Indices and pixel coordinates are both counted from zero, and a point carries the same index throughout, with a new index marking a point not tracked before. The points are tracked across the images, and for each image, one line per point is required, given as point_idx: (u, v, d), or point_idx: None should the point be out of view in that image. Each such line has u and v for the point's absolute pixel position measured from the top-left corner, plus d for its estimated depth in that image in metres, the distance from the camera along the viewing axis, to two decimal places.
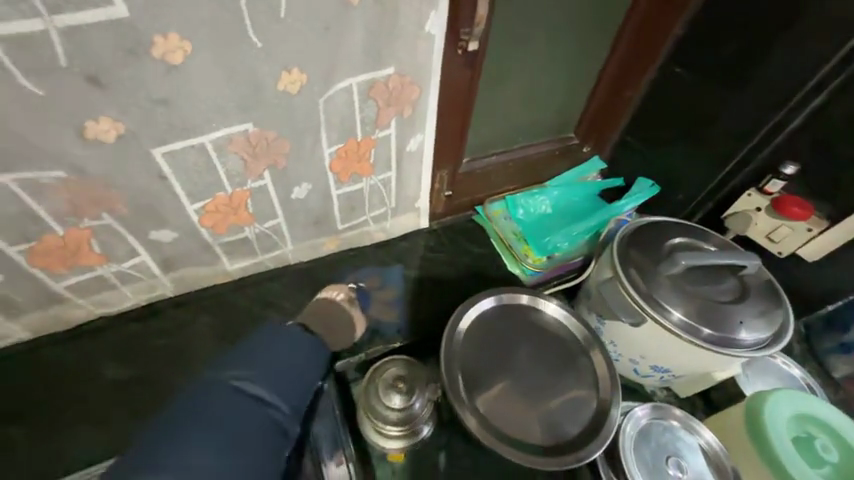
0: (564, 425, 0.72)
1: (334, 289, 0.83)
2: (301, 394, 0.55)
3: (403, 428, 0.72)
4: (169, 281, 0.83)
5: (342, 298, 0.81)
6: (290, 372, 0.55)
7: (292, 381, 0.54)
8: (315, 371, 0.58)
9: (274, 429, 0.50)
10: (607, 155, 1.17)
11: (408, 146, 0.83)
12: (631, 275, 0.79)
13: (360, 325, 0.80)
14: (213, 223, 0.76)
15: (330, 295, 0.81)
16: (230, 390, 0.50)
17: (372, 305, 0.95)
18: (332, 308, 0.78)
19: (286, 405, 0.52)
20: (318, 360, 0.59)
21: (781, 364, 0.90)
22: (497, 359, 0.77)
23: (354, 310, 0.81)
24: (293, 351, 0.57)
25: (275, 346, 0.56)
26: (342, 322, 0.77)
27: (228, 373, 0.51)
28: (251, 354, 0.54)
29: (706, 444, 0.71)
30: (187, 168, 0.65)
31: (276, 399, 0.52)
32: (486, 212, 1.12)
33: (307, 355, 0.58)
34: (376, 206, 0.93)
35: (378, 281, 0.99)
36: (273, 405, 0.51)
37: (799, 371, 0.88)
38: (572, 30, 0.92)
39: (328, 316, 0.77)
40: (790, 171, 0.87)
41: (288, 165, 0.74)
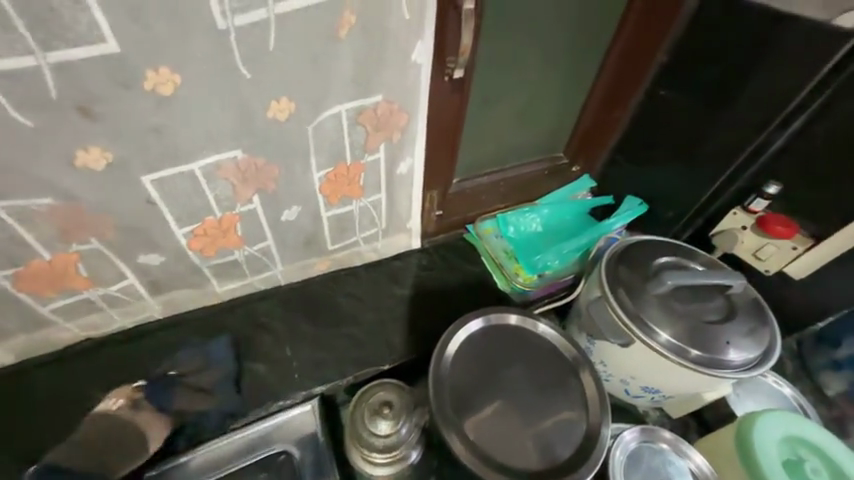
0: (555, 449, 0.71)
1: (116, 394, 0.77)
2: None
3: (390, 454, 0.72)
4: (156, 304, 0.83)
5: (123, 406, 0.76)
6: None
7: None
8: None
9: None
10: (597, 173, 1.18)
11: (398, 170, 0.84)
12: (619, 296, 0.79)
13: (152, 433, 0.76)
14: (202, 246, 0.76)
15: (109, 406, 0.76)
16: None
17: (177, 397, 0.79)
18: (107, 423, 0.75)
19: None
20: None
21: (772, 383, 0.90)
22: (486, 381, 0.77)
23: (138, 414, 0.76)
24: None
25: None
26: (125, 436, 0.74)
27: None
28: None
29: (696, 467, 0.70)
30: (177, 193, 0.66)
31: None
32: (476, 230, 1.12)
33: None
34: (366, 227, 0.94)
35: (200, 364, 0.82)
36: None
37: (791, 390, 0.88)
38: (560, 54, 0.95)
39: (107, 434, 0.74)
40: (772, 190, 0.89)
41: (278, 188, 0.75)
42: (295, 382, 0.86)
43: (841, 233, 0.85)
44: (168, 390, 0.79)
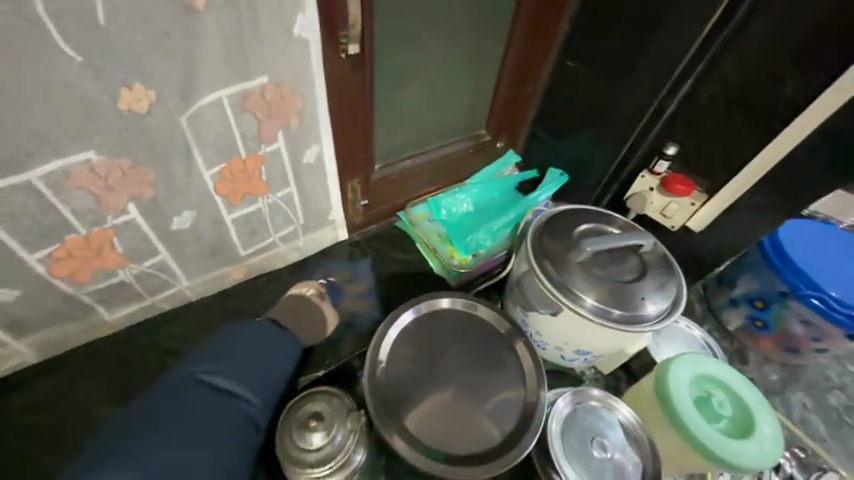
0: (496, 427, 0.71)
1: (305, 284, 0.86)
2: (264, 384, 0.62)
3: (328, 466, 0.64)
4: (28, 345, 0.69)
5: (315, 294, 0.84)
6: (261, 367, 0.63)
7: (266, 379, 0.63)
8: (278, 365, 0.65)
9: (242, 420, 0.59)
10: (520, 148, 1.22)
11: (305, 158, 0.77)
12: (546, 267, 0.81)
13: (331, 321, 0.83)
14: (70, 271, 0.63)
15: (301, 290, 0.84)
16: (198, 383, 0.58)
17: (345, 298, 0.97)
18: (303, 304, 0.82)
19: (257, 397, 0.61)
20: (279, 355, 0.66)
21: (685, 327, 0.99)
22: (424, 371, 0.75)
23: (326, 305, 0.84)
24: (262, 345, 0.65)
25: (250, 339, 0.65)
26: (313, 316, 0.82)
27: (205, 369, 0.60)
28: (243, 343, 0.64)
29: (625, 418, 0.74)
30: (17, 212, 0.53)
31: (244, 391, 0.60)
32: (408, 216, 1.10)
33: (272, 350, 0.65)
34: (283, 226, 0.86)
35: (348, 277, 1.00)
36: (241, 396, 0.60)
37: (700, 331, 0.97)
38: (465, 27, 0.92)
39: (299, 310, 0.81)
40: (672, 151, 0.95)
41: (158, 194, 0.64)
42: None
43: (728, 188, 0.92)
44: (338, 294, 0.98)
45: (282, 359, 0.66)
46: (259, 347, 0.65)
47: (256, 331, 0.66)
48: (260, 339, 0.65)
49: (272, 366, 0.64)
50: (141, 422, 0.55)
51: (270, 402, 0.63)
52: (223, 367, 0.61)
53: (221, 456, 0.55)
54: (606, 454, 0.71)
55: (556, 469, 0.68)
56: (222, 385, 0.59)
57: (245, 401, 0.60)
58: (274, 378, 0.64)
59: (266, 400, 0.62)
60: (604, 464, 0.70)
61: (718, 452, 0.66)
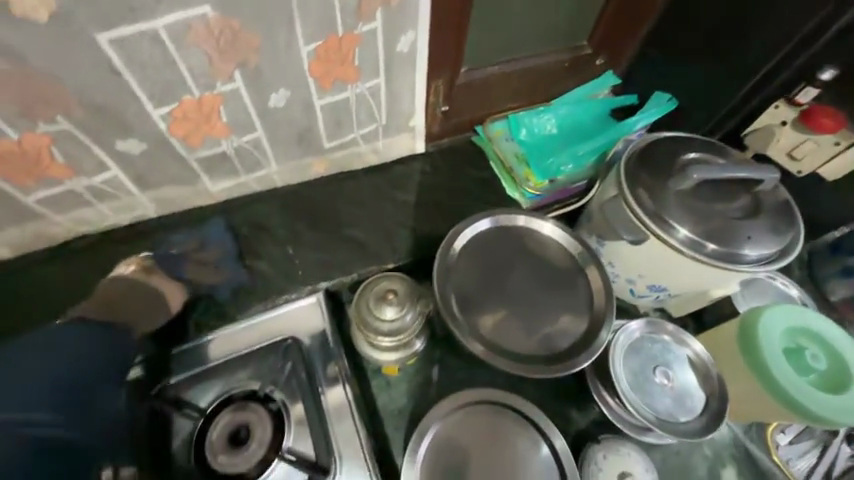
0: (556, 338, 0.73)
1: (129, 261, 0.77)
2: (62, 398, 0.57)
3: (395, 339, 0.68)
4: (149, 201, 0.79)
5: (134, 270, 0.76)
6: (55, 381, 0.57)
7: (67, 396, 0.57)
8: (91, 369, 0.60)
9: (39, 444, 0.53)
10: (621, 72, 1.08)
11: (397, 47, 0.73)
12: (639, 194, 0.74)
13: (176, 299, 0.76)
14: (184, 132, 0.69)
15: (122, 269, 0.76)
16: None
17: (187, 270, 0.79)
18: (117, 285, 0.74)
19: (48, 416, 0.55)
20: (84, 360, 0.60)
21: (780, 285, 0.89)
22: (491, 276, 0.77)
23: (156, 277, 0.76)
24: (61, 356, 0.58)
25: (34, 358, 0.57)
26: (148, 299, 0.74)
27: None
28: (26, 362, 0.57)
29: (694, 354, 0.72)
30: (143, 63, 0.57)
31: (33, 413, 0.54)
32: (486, 132, 1.04)
33: (65, 365, 0.58)
34: (365, 122, 0.86)
35: (195, 245, 0.81)
36: (30, 420, 0.54)
37: (797, 291, 0.87)
38: None
39: (119, 296, 0.73)
40: (826, 76, 0.77)
41: (261, 64, 0.65)
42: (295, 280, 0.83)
43: None
44: (180, 266, 0.80)
45: (90, 360, 0.60)
46: (49, 364, 0.58)
47: (48, 342, 0.59)
48: (60, 354, 0.59)
49: (68, 380, 0.58)
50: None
51: (86, 418, 0.58)
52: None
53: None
54: (667, 382, 0.70)
55: (610, 390, 0.71)
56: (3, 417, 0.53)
57: (26, 424, 0.54)
58: (91, 385, 0.59)
59: (73, 416, 0.57)
60: (664, 391, 0.69)
61: (803, 404, 0.62)
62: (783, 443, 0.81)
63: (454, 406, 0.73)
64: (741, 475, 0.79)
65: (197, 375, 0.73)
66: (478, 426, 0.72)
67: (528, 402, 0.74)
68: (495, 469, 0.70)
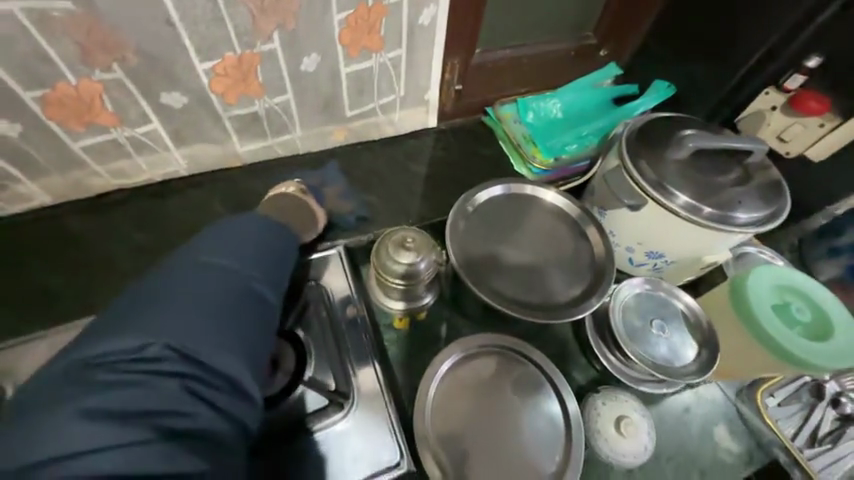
0: (560, 289, 0.79)
1: (285, 183, 0.87)
2: (262, 261, 0.57)
3: (408, 283, 0.73)
4: (182, 158, 0.84)
5: (295, 191, 0.85)
6: (252, 246, 0.57)
7: (272, 266, 0.58)
8: (279, 245, 0.60)
9: (253, 294, 0.53)
10: (624, 62, 1.15)
11: (420, 20, 0.80)
12: (639, 162, 0.80)
13: (321, 219, 0.85)
14: (223, 89, 0.75)
15: (281, 188, 0.86)
16: (199, 265, 0.51)
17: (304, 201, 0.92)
18: (279, 199, 0.83)
19: (255, 272, 0.55)
20: (276, 236, 0.61)
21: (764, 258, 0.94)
22: (501, 235, 0.83)
23: (309, 200, 0.85)
24: (258, 231, 0.60)
25: (242, 229, 0.58)
26: (303, 211, 0.83)
27: (209, 255, 0.53)
28: (241, 230, 0.58)
29: (687, 309, 0.77)
30: (196, 15, 0.63)
31: (245, 267, 0.54)
32: (496, 113, 1.10)
33: (269, 241, 0.60)
34: (386, 93, 0.92)
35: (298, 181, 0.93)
36: (246, 273, 0.54)
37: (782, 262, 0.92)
38: None
39: (283, 207, 0.81)
40: (813, 63, 0.84)
41: (298, 27, 0.71)
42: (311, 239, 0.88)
43: None
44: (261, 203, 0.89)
45: (274, 236, 0.61)
46: (260, 236, 0.59)
47: (256, 224, 0.61)
48: (264, 231, 0.60)
49: (271, 253, 0.59)
50: (129, 341, 0.42)
51: (278, 285, 0.58)
52: (214, 250, 0.54)
53: (254, 331, 0.51)
54: (664, 334, 0.75)
55: (610, 347, 0.76)
56: (223, 263, 0.53)
57: (244, 276, 0.53)
58: (279, 259, 0.59)
59: (273, 282, 0.57)
60: (660, 340, 0.75)
61: (790, 352, 0.67)
62: (773, 405, 0.85)
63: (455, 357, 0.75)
64: (732, 432, 0.83)
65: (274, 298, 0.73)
66: (477, 377, 0.74)
67: (533, 349, 0.77)
68: (498, 407, 0.73)
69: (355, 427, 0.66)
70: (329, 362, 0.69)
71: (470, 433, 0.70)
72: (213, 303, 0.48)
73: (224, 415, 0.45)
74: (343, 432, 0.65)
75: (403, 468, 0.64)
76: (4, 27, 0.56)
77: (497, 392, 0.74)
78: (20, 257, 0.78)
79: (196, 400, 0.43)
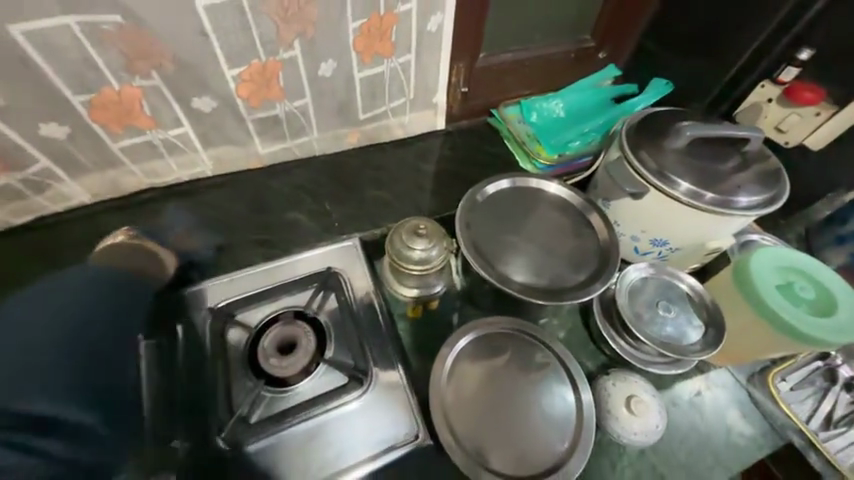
0: (567, 274, 0.82)
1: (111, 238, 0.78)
2: (61, 301, 0.58)
3: (421, 270, 0.77)
4: (208, 159, 0.90)
5: (124, 238, 0.77)
6: (62, 289, 0.59)
7: (94, 307, 0.59)
8: (89, 281, 0.61)
9: (63, 336, 0.55)
10: (622, 64, 1.21)
11: (428, 27, 0.86)
12: (639, 153, 0.84)
13: (169, 261, 0.77)
14: (248, 93, 0.81)
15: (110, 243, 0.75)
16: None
17: (312, 200, 0.97)
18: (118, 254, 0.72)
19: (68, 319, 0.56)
20: (85, 275, 0.62)
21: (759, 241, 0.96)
22: (508, 225, 0.87)
23: (155, 246, 0.77)
24: (70, 278, 0.61)
25: (59, 285, 0.60)
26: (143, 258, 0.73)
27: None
28: (58, 287, 0.59)
29: (691, 289, 0.79)
30: (226, 27, 0.69)
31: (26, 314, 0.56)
32: (501, 114, 1.16)
33: (94, 287, 0.61)
34: (396, 97, 0.98)
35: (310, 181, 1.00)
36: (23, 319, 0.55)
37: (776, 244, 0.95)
38: None
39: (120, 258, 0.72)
40: (804, 56, 0.88)
41: (316, 35, 0.78)
42: (327, 233, 0.93)
43: None
44: (283, 200, 0.96)
45: (89, 276, 0.62)
46: (82, 283, 0.60)
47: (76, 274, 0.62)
48: (86, 278, 0.61)
49: (93, 297, 0.60)
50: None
51: (111, 316, 0.60)
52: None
53: (81, 373, 0.53)
54: (671, 314, 0.77)
55: (620, 332, 0.78)
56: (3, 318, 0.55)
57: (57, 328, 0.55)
58: (109, 294, 0.61)
59: (95, 312, 0.59)
60: (667, 321, 0.76)
61: (803, 332, 0.68)
62: (786, 389, 0.85)
63: (467, 345, 0.76)
64: (744, 416, 0.83)
65: (249, 297, 0.75)
66: (491, 366, 0.75)
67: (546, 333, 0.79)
68: (513, 386, 0.73)
69: (374, 403, 0.71)
70: (348, 344, 0.73)
71: (484, 411, 0.71)
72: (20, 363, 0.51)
73: (59, 456, 0.48)
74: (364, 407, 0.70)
75: (421, 440, 0.69)
76: (60, 39, 0.62)
77: (512, 381, 0.74)
78: (59, 254, 0.83)
79: (16, 447, 0.46)
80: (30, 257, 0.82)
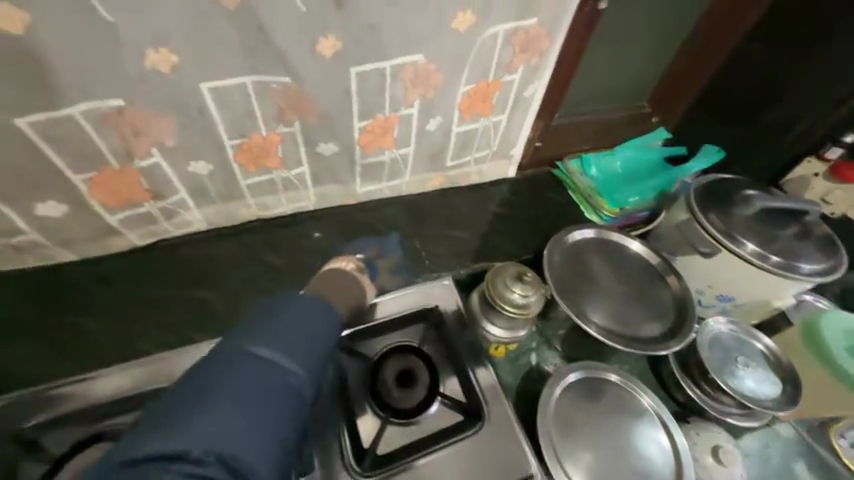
0: (646, 325, 0.91)
1: (343, 259, 0.80)
2: (301, 349, 0.53)
3: (517, 312, 0.83)
4: (313, 195, 0.98)
5: (351, 265, 0.78)
6: (301, 333, 0.53)
7: (318, 357, 0.54)
8: (322, 330, 0.55)
9: (290, 392, 0.50)
10: (673, 126, 1.29)
11: (525, 92, 0.97)
12: (708, 214, 0.92)
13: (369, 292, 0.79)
14: (367, 142, 0.90)
15: (339, 264, 0.78)
16: (246, 359, 0.49)
17: (399, 236, 1.03)
18: (339, 276, 0.75)
19: (304, 372, 0.52)
20: (320, 321, 0.56)
21: (811, 301, 1.03)
22: (589, 274, 0.96)
23: (365, 279, 0.78)
24: (305, 319, 0.55)
25: (297, 313, 0.55)
26: (351, 288, 0.75)
27: (250, 344, 0.50)
28: (294, 312, 0.55)
29: (767, 348, 0.88)
30: (369, 89, 0.80)
31: (276, 356, 0.51)
32: (565, 167, 1.25)
33: (324, 328, 0.56)
34: (482, 148, 1.08)
35: (397, 218, 1.06)
36: (278, 364, 0.50)
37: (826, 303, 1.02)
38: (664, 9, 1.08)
39: (337, 283, 0.74)
40: (849, 139, 1.00)
41: (434, 97, 0.88)
42: (416, 270, 0.98)
43: None
44: (372, 235, 1.02)
45: (321, 323, 0.56)
46: (306, 327, 0.54)
47: (310, 307, 0.56)
48: (315, 316, 0.55)
49: (322, 345, 0.54)
50: (176, 441, 0.43)
51: (320, 374, 0.54)
52: (252, 334, 0.52)
53: (296, 430, 0.50)
54: (749, 369, 0.85)
55: (696, 381, 0.87)
56: (257, 351, 0.50)
57: (286, 375, 0.50)
58: (327, 349, 0.55)
59: (314, 371, 0.53)
60: (746, 376, 0.84)
61: None
62: (846, 445, 0.90)
63: (563, 386, 0.81)
64: (810, 467, 0.88)
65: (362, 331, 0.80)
66: (588, 407, 0.80)
67: (647, 388, 0.85)
68: (613, 423, 0.79)
69: (495, 439, 0.72)
70: (462, 380, 0.77)
71: (587, 440, 0.76)
72: (258, 408, 0.47)
73: None
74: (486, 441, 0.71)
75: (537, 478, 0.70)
76: (236, 95, 0.71)
77: (609, 424, 0.79)
78: (169, 275, 0.86)
79: None
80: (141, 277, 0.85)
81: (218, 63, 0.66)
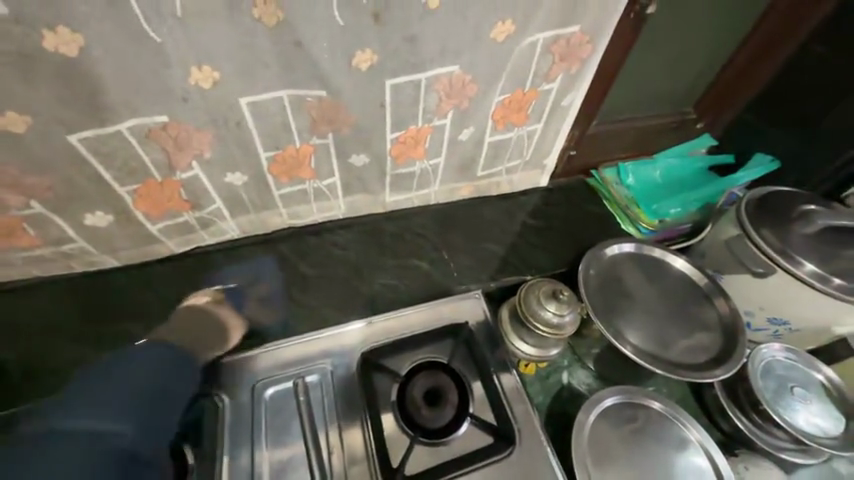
0: (689, 350, 0.86)
1: (201, 293, 0.82)
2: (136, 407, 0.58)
3: (551, 332, 0.80)
4: (343, 204, 0.97)
5: (208, 300, 0.81)
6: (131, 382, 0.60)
7: (151, 409, 0.60)
8: (162, 384, 0.63)
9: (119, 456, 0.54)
10: (719, 133, 1.22)
11: (561, 102, 0.94)
12: (762, 231, 0.85)
13: (236, 332, 0.79)
14: (398, 153, 0.89)
15: (196, 300, 0.81)
16: (38, 437, 0.52)
17: (426, 247, 1.01)
18: (193, 315, 0.77)
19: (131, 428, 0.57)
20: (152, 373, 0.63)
21: None
22: (626, 292, 0.91)
23: (233, 316, 0.80)
24: (149, 376, 0.62)
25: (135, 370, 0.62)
26: (212, 328, 0.76)
27: (67, 420, 0.54)
28: (121, 371, 0.61)
29: (825, 380, 0.85)
30: (401, 102, 0.79)
31: (119, 426, 0.56)
32: (600, 175, 1.20)
33: (159, 376, 0.63)
34: (514, 157, 1.04)
35: (425, 228, 1.04)
36: (117, 433, 0.55)
37: None
38: (718, 13, 1.01)
39: (192, 323, 0.76)
40: None
41: (469, 106, 0.85)
42: (444, 283, 0.96)
43: None
44: (400, 245, 1.00)
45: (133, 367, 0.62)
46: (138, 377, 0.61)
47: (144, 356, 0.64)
48: (154, 372, 0.63)
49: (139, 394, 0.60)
50: None
51: (154, 425, 0.59)
52: (64, 413, 0.54)
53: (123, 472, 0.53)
54: (807, 402, 0.82)
55: (745, 410, 0.82)
56: (73, 426, 0.53)
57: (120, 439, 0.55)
58: (165, 391, 0.63)
59: (145, 428, 0.58)
60: (803, 407, 0.81)
61: None
62: None
63: (601, 410, 0.78)
64: None
65: (393, 345, 0.79)
66: (627, 433, 0.76)
67: (693, 421, 0.80)
68: (653, 453, 0.75)
69: (527, 460, 0.71)
70: (494, 400, 0.76)
71: (624, 470, 0.73)
72: None
73: None
74: (519, 464, 0.71)
75: None
76: (273, 108, 0.72)
77: (648, 452, 0.75)
78: (204, 281, 0.88)
79: None
80: (178, 282, 0.87)
81: (256, 80, 0.67)
